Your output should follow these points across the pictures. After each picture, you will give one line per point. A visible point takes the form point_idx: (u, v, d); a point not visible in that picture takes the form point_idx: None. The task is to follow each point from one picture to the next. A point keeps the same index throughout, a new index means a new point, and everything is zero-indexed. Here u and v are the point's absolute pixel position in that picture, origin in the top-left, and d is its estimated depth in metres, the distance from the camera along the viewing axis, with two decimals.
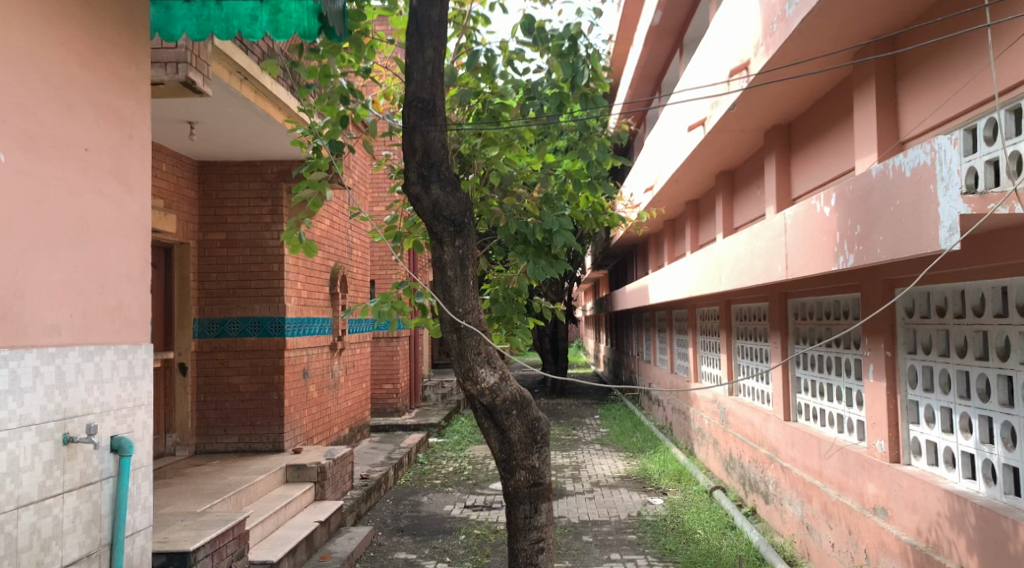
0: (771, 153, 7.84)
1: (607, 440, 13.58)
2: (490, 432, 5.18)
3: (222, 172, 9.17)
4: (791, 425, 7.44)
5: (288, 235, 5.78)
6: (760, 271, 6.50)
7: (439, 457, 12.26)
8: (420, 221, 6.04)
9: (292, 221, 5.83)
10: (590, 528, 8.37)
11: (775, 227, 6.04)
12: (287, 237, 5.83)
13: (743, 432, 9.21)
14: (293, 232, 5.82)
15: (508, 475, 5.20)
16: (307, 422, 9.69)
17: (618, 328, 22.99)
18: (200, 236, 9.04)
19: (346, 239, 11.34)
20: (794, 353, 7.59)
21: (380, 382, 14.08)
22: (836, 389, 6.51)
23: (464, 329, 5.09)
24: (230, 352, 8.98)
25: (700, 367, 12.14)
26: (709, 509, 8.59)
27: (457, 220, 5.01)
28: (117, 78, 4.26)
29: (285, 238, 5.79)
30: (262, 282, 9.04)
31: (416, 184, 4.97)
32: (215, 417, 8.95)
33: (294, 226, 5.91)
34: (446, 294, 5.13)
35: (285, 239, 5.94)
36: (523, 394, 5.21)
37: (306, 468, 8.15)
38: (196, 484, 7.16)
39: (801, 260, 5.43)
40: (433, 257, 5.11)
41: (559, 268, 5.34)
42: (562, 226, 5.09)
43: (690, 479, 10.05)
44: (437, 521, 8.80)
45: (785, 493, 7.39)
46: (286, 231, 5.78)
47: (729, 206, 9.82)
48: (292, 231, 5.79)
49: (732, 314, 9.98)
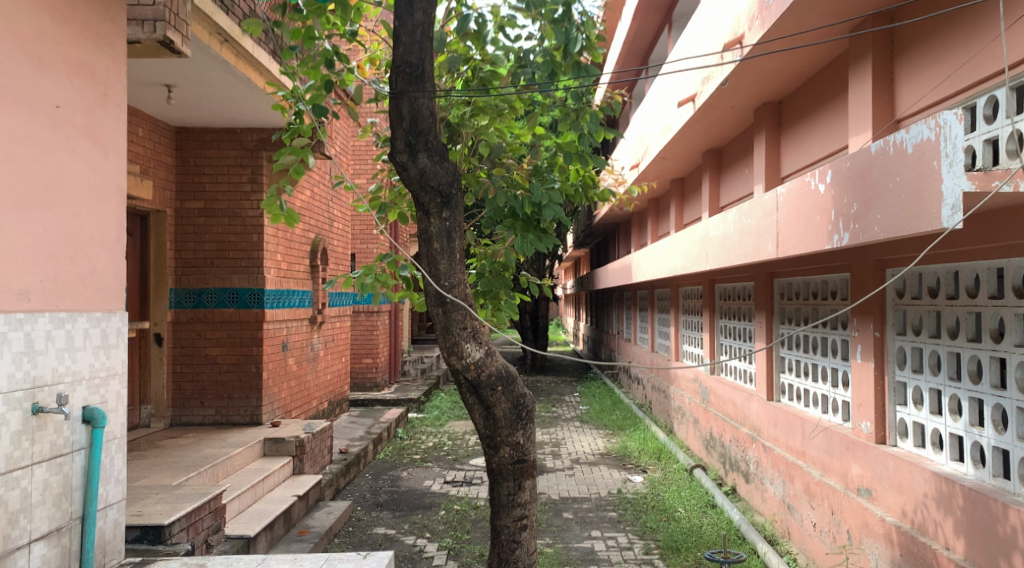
0: (761, 131, 7.76)
1: (587, 417, 13.54)
2: (474, 407, 5.09)
3: (200, 139, 8.95)
4: (774, 404, 7.42)
5: (269, 204, 5.54)
6: (749, 250, 6.42)
7: (418, 432, 12.18)
8: (406, 191, 5.86)
9: (272, 189, 5.59)
10: (570, 505, 8.33)
11: (767, 205, 5.95)
12: (268, 205, 5.61)
13: (724, 412, 9.19)
14: (273, 200, 5.60)
15: (492, 451, 5.11)
16: (285, 395, 9.56)
17: (599, 306, 22.96)
18: (178, 205, 8.85)
19: (327, 211, 11.15)
20: (779, 333, 7.55)
21: (360, 355, 13.97)
22: (821, 369, 6.47)
23: (450, 303, 4.98)
24: (207, 323, 8.82)
25: (682, 346, 12.11)
26: (689, 488, 8.57)
27: (445, 191, 4.89)
28: (92, 32, 4.08)
29: (265, 207, 5.56)
30: (240, 253, 8.86)
31: (403, 152, 4.85)
32: (191, 389, 8.80)
33: (275, 194, 5.71)
34: (432, 267, 5.00)
35: (265, 207, 5.71)
36: (509, 370, 5.12)
37: (285, 442, 8.04)
38: (171, 457, 7.03)
39: (793, 238, 5.34)
40: (418, 229, 4.99)
41: (548, 242, 5.28)
42: (551, 200, 5.01)
43: (670, 457, 10.04)
44: (417, 497, 8.73)
45: (767, 472, 7.37)
46: (267, 199, 5.55)
47: (716, 185, 9.74)
48: (273, 199, 5.55)
49: (716, 293, 9.94)
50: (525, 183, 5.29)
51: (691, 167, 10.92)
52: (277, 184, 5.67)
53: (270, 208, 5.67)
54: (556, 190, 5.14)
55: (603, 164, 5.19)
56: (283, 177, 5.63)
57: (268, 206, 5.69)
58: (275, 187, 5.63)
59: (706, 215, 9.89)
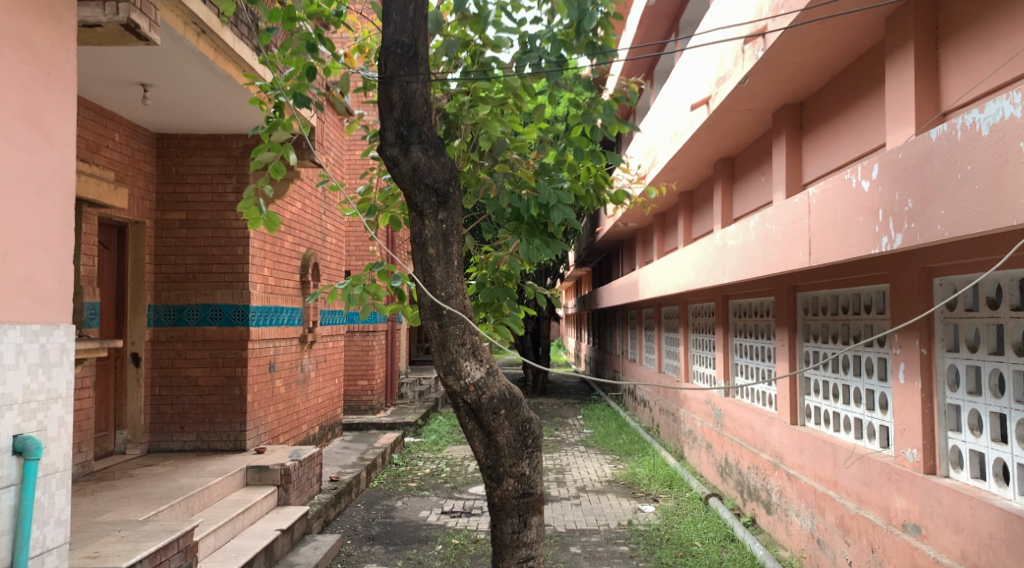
0: (781, 134, 7.25)
1: (592, 441, 12.92)
2: (474, 434, 4.53)
3: (182, 146, 8.42)
4: (799, 429, 6.85)
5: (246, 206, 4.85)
6: (776, 259, 5.86)
7: (414, 457, 11.57)
8: (399, 191, 5.23)
9: (249, 188, 4.90)
10: (577, 538, 7.73)
11: (796, 209, 5.40)
12: (244, 207, 4.89)
13: (741, 437, 8.60)
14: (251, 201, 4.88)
15: (494, 484, 4.55)
16: (272, 419, 8.96)
17: (601, 326, 22.37)
18: (158, 215, 8.32)
19: (319, 225, 10.64)
20: (802, 351, 7.00)
21: (355, 377, 13.40)
22: (854, 391, 5.92)
23: (447, 316, 4.45)
24: (189, 342, 8.26)
25: (692, 367, 11.56)
26: (705, 519, 7.98)
27: (442, 189, 4.37)
28: (33, 3, 3.62)
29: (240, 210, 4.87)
30: (224, 266, 8.31)
31: (393, 145, 4.33)
32: (171, 413, 8.23)
33: (253, 195, 5.00)
34: (426, 276, 4.47)
35: (240, 209, 4.97)
36: (513, 391, 4.57)
37: (269, 470, 7.46)
38: (142, 489, 6.49)
39: (829, 244, 4.80)
40: (412, 233, 4.46)
41: (557, 248, 4.75)
42: (560, 200, 4.52)
43: (682, 485, 9.47)
44: (412, 529, 8.12)
45: (792, 503, 6.81)
46: (243, 199, 4.86)
47: (728, 195, 9.21)
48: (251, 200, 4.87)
49: (729, 310, 9.38)
50: (531, 181, 4.76)
51: (700, 178, 10.41)
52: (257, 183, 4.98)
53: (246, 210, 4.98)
54: (565, 190, 4.63)
55: (618, 160, 4.65)
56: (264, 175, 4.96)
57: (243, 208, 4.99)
58: (254, 186, 4.93)
59: (718, 227, 9.35)
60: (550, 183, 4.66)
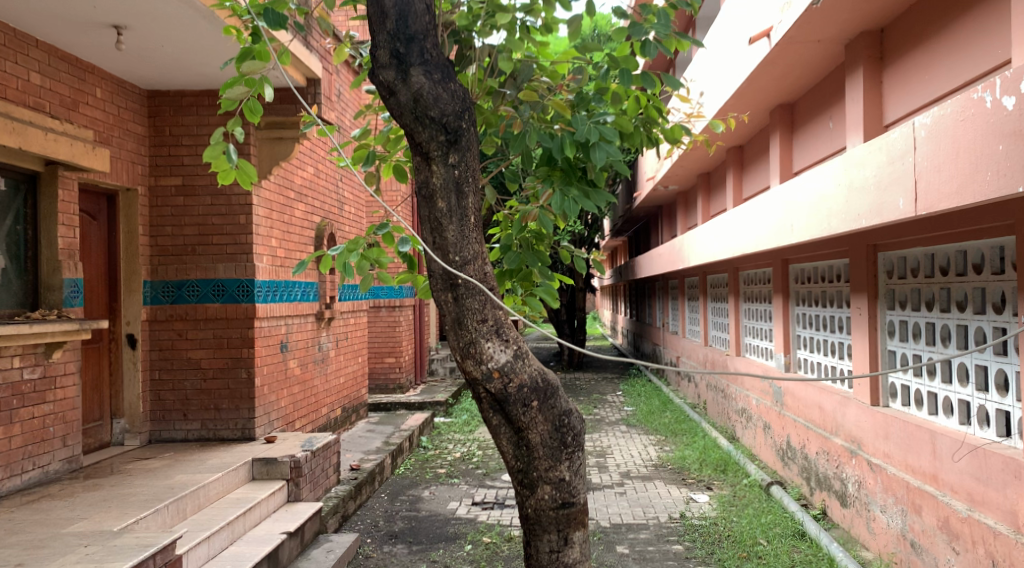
0: (856, 68, 6.29)
1: (635, 420, 12.00)
2: (500, 431, 3.74)
3: (176, 103, 7.52)
4: (882, 411, 5.91)
5: (213, 153, 3.93)
6: (870, 211, 4.86)
7: (443, 440, 10.73)
8: (402, 133, 4.19)
9: (217, 131, 3.96)
10: (624, 535, 6.83)
11: (894, 147, 4.48)
12: (211, 155, 3.93)
13: (806, 417, 7.65)
14: (220, 147, 3.94)
15: (526, 492, 3.76)
16: (286, 403, 8.16)
17: (640, 296, 21.32)
18: (152, 181, 7.49)
19: (335, 192, 9.78)
20: (884, 321, 6.03)
21: (381, 355, 12.60)
22: (960, 368, 5.04)
23: (463, 286, 3.65)
24: (189, 322, 7.46)
25: (743, 339, 10.60)
26: (768, 511, 7.05)
27: (452, 125, 3.53)
28: None
29: (206, 159, 3.93)
30: (226, 237, 7.48)
31: (389, 68, 3.52)
32: (173, 400, 7.44)
33: (222, 139, 4.02)
34: (436, 236, 3.65)
35: (206, 157, 3.99)
36: (548, 378, 3.76)
37: (277, 463, 6.66)
38: (129, 488, 5.76)
39: (947, 184, 4.02)
40: (416, 181, 3.63)
41: (600, 199, 3.81)
42: (602, 136, 3.64)
43: (738, 470, 8.53)
44: (438, 525, 7.29)
45: (877, 497, 5.87)
46: (209, 145, 3.92)
47: (788, 146, 8.19)
48: (220, 146, 3.94)
49: (789, 276, 8.38)
50: (566, 115, 3.85)
51: (753, 131, 9.37)
52: (226, 128, 4.06)
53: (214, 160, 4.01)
54: (608, 125, 3.72)
55: (675, 83, 3.76)
56: (234, 116, 4.06)
57: (210, 160, 4.04)
58: (223, 131, 4.02)
59: (776, 182, 8.32)
60: (589, 117, 3.76)
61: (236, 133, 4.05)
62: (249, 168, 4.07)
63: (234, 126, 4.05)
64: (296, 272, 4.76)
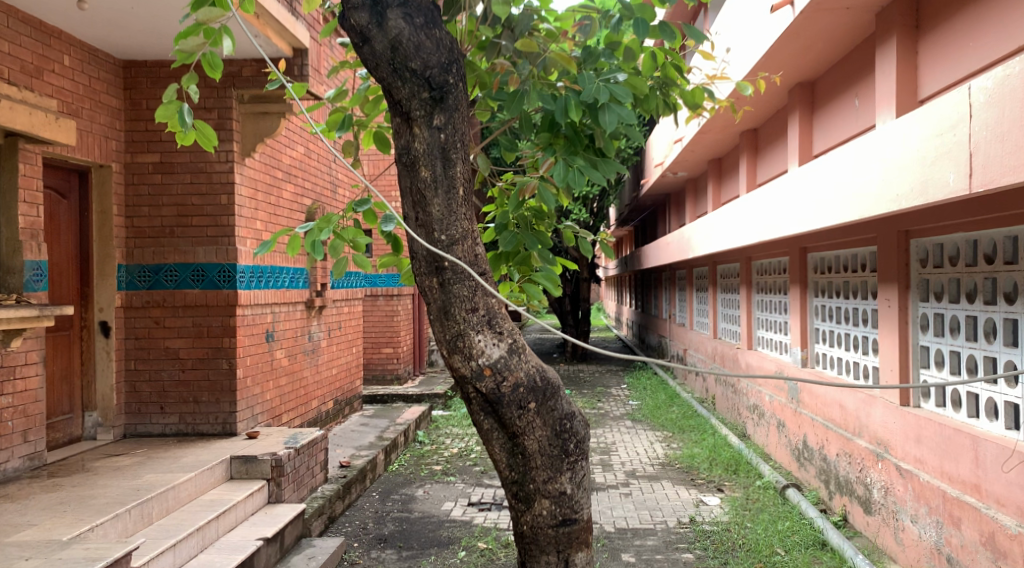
0: (888, 37, 5.76)
1: (640, 414, 11.50)
2: (492, 436, 3.34)
3: (153, 75, 6.99)
4: (911, 412, 5.44)
5: (165, 114, 3.61)
6: (914, 189, 4.42)
7: (441, 434, 10.25)
8: (382, 92, 3.83)
9: (170, 89, 3.64)
10: (629, 542, 6.34)
11: (944, 115, 4.11)
12: (163, 115, 3.61)
13: (825, 416, 7.16)
14: (173, 107, 3.62)
15: (522, 506, 3.35)
16: (272, 395, 7.67)
17: (645, 286, 20.78)
18: (128, 158, 6.98)
19: (328, 173, 9.28)
20: (916, 314, 5.53)
21: (378, 344, 12.10)
22: (1010, 367, 4.60)
23: (450, 269, 3.27)
24: (167, 309, 6.97)
25: (756, 332, 10.10)
26: (784, 517, 6.56)
27: (437, 79, 3.20)
28: None
29: (157, 120, 3.62)
30: (207, 218, 6.97)
31: (364, 11, 3.17)
32: (149, 392, 6.95)
33: (175, 97, 3.66)
34: (420, 210, 3.29)
35: (157, 115, 3.63)
36: (547, 376, 3.37)
37: (257, 462, 6.17)
38: (91, 489, 5.31)
39: (1017, 156, 3.64)
40: (398, 146, 3.28)
41: (609, 170, 3.33)
42: (613, 96, 3.17)
43: (750, 470, 8.05)
44: (431, 528, 6.81)
45: (906, 506, 5.39)
46: (160, 105, 3.60)
47: (808, 126, 7.66)
48: (172, 106, 3.63)
49: (807, 266, 7.88)
50: (572, 72, 3.40)
51: (770, 111, 8.83)
52: (179, 83, 3.92)
53: (167, 120, 3.73)
54: (620, 84, 3.26)
55: (699, 35, 3.32)
56: (188, 72, 3.89)
57: (163, 120, 3.66)
58: (176, 88, 3.74)
59: (794, 165, 7.79)
60: (597, 75, 3.30)
61: (189, 90, 3.91)
62: (205, 130, 3.79)
63: (189, 83, 3.88)
64: (258, 252, 4.14)
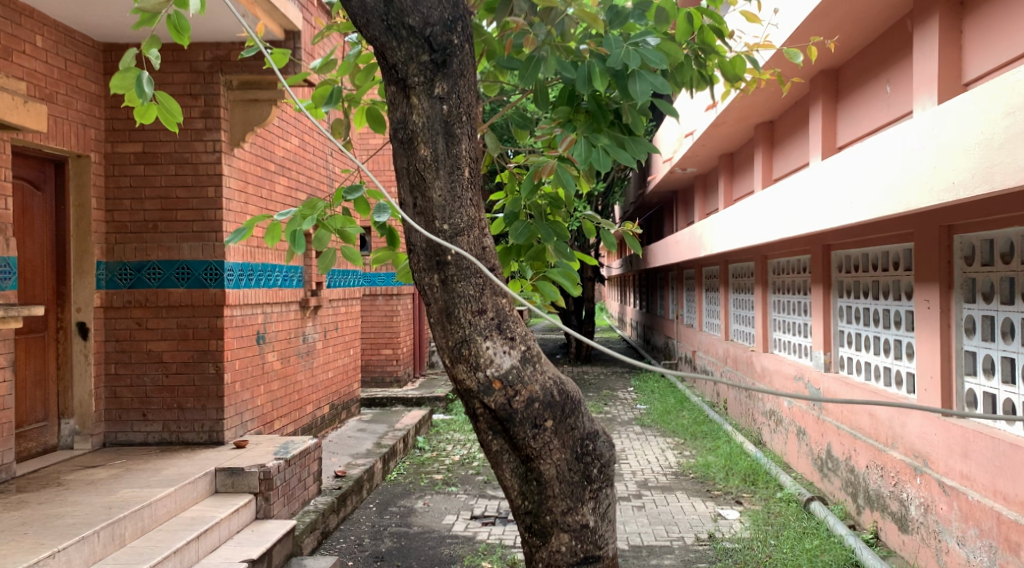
0: (928, 15, 5.32)
1: (649, 419, 11.04)
2: (502, 459, 2.96)
3: None
4: (952, 423, 5.03)
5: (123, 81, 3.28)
6: (973, 175, 4.05)
7: (442, 440, 9.78)
8: (375, 62, 3.44)
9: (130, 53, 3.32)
10: (644, 561, 5.88)
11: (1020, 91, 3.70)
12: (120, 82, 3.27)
13: (852, 424, 6.71)
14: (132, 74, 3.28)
15: (537, 539, 2.97)
16: (263, 401, 7.20)
17: (651, 285, 20.35)
18: (109, 147, 6.52)
19: (325, 165, 8.82)
20: (961, 317, 5.06)
21: (377, 345, 11.64)
22: None
23: (454, 265, 2.89)
24: (149, 309, 6.52)
25: (771, 333, 9.63)
26: (810, 534, 6.09)
27: (439, 39, 2.84)
28: None
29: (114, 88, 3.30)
30: (192, 213, 6.51)
31: None
32: (131, 398, 6.49)
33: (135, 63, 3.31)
34: (420, 196, 2.91)
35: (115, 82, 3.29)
36: (566, 390, 2.97)
37: (244, 475, 5.71)
38: (59, 505, 4.86)
39: None
40: (393, 120, 2.92)
41: (637, 149, 2.97)
42: (644, 61, 2.83)
43: (769, 481, 7.59)
44: (432, 544, 6.34)
45: (951, 525, 4.93)
46: (118, 71, 3.28)
47: (832, 115, 7.20)
48: (131, 74, 3.31)
49: (831, 264, 7.42)
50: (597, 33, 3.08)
51: (789, 100, 8.37)
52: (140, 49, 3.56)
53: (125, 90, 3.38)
54: (652, 48, 2.91)
55: None
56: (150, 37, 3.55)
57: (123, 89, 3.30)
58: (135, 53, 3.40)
59: (816, 157, 7.33)
60: (624, 39, 2.95)
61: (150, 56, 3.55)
62: (168, 103, 3.45)
63: (150, 48, 3.53)
64: (232, 241, 3.68)
